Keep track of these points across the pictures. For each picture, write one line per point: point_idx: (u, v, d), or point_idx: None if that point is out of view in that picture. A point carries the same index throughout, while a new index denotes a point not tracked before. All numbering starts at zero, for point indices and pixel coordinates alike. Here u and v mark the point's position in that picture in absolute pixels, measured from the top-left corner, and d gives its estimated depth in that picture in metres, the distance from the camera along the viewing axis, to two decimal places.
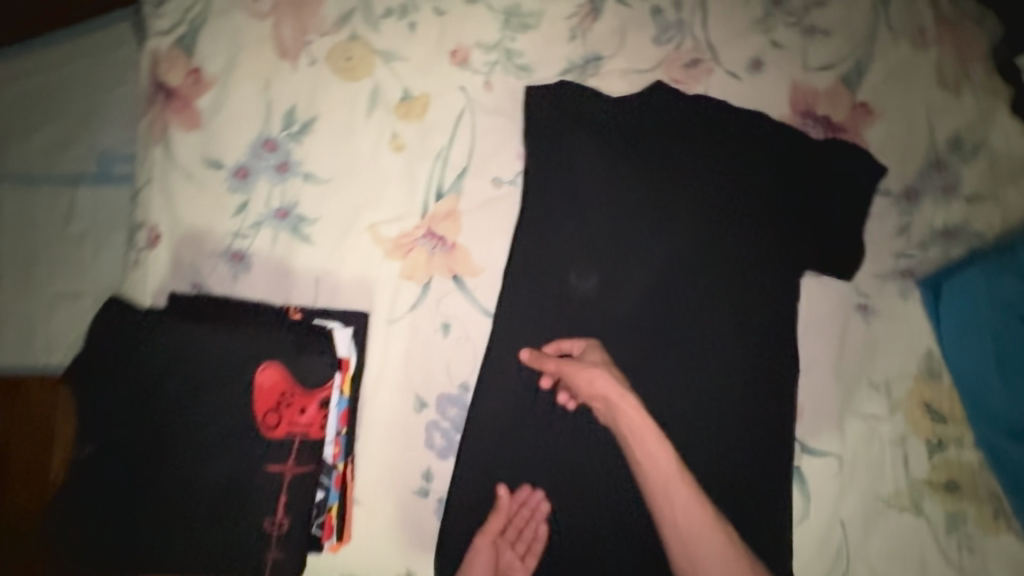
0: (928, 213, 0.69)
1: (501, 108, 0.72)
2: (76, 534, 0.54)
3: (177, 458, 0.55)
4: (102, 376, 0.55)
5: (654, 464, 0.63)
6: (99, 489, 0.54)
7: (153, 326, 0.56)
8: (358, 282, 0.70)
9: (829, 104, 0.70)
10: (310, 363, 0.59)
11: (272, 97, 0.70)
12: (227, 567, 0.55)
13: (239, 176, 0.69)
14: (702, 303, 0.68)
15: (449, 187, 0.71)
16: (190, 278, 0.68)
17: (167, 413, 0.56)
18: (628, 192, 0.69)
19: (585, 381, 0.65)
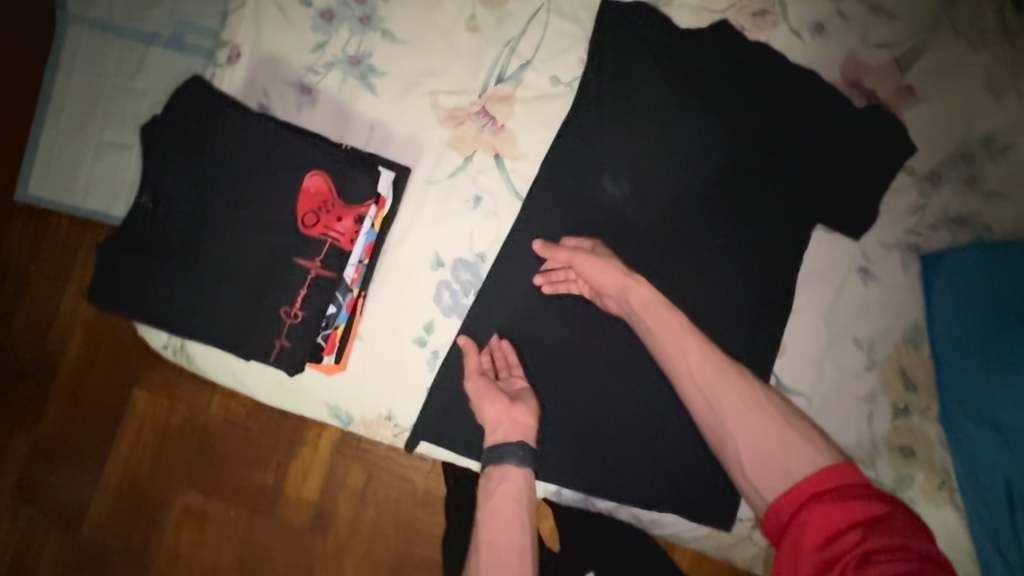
0: (945, 199, 0.73)
1: (575, 14, 0.77)
2: (133, 278, 0.63)
3: (224, 233, 0.63)
4: (179, 151, 0.63)
5: (666, 323, 0.61)
6: (161, 247, 0.63)
7: (231, 118, 0.63)
8: (409, 140, 0.75)
9: (878, 78, 0.74)
10: (353, 178, 0.63)
11: None
12: (247, 340, 0.63)
13: (324, 18, 0.75)
14: (714, 231, 0.74)
15: (511, 74, 0.76)
16: (260, 97, 0.74)
17: (223, 191, 0.63)
18: (674, 115, 0.74)
19: (598, 269, 0.66)
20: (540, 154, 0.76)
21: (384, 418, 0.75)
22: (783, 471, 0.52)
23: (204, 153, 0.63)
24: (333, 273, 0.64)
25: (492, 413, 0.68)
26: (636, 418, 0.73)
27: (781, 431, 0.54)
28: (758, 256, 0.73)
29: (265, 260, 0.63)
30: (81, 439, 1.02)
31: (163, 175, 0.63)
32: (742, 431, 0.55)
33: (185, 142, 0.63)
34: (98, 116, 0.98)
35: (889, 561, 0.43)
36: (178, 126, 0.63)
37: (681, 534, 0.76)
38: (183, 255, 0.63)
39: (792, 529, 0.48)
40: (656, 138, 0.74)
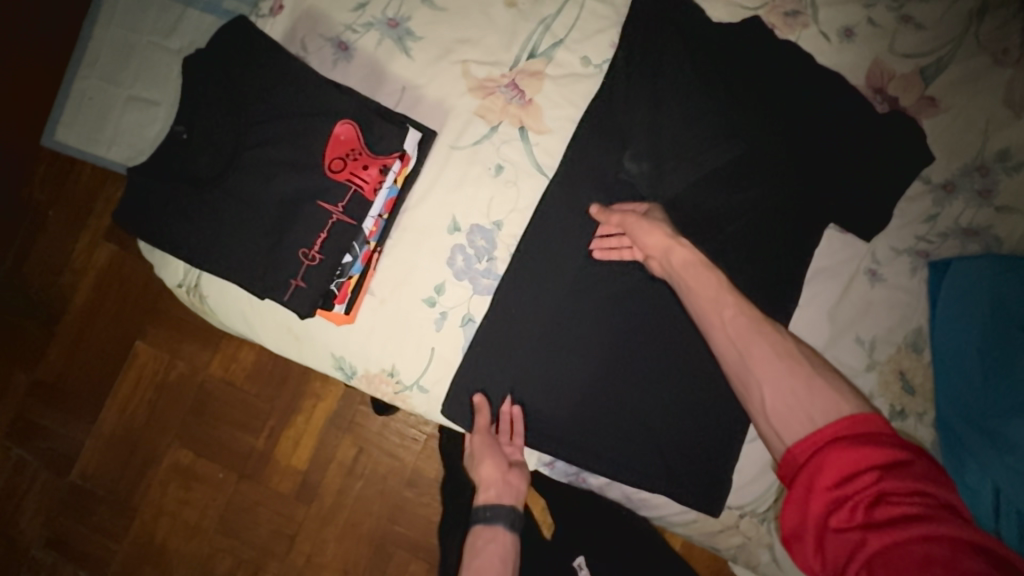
0: (957, 209, 0.74)
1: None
2: (159, 207, 0.64)
3: (252, 171, 0.64)
4: (216, 89, 0.65)
5: (703, 281, 0.63)
6: (188, 179, 0.64)
7: (271, 61, 0.65)
8: (438, 104, 0.77)
9: (902, 87, 0.76)
10: (382, 130, 0.66)
11: None
12: (263, 276, 0.64)
13: None
14: (727, 221, 0.75)
15: (543, 51, 0.78)
16: (297, 50, 0.76)
17: (256, 131, 0.65)
18: (699, 102, 0.75)
19: (645, 231, 0.69)
20: (565, 131, 0.77)
21: (387, 374, 0.76)
22: (806, 418, 0.51)
23: (241, 93, 0.65)
24: (353, 220, 0.66)
25: (487, 477, 0.75)
26: (636, 398, 0.74)
27: (808, 383, 0.53)
28: (768, 248, 0.74)
29: (289, 202, 0.65)
30: (84, 379, 1.04)
31: (199, 110, 0.65)
32: (769, 380, 0.54)
33: (224, 80, 0.65)
34: (131, 73, 1.00)
35: (903, 502, 0.44)
36: (218, 64, 0.65)
37: (667, 518, 0.76)
38: (210, 190, 0.64)
39: (807, 471, 0.48)
40: (677, 123, 0.75)
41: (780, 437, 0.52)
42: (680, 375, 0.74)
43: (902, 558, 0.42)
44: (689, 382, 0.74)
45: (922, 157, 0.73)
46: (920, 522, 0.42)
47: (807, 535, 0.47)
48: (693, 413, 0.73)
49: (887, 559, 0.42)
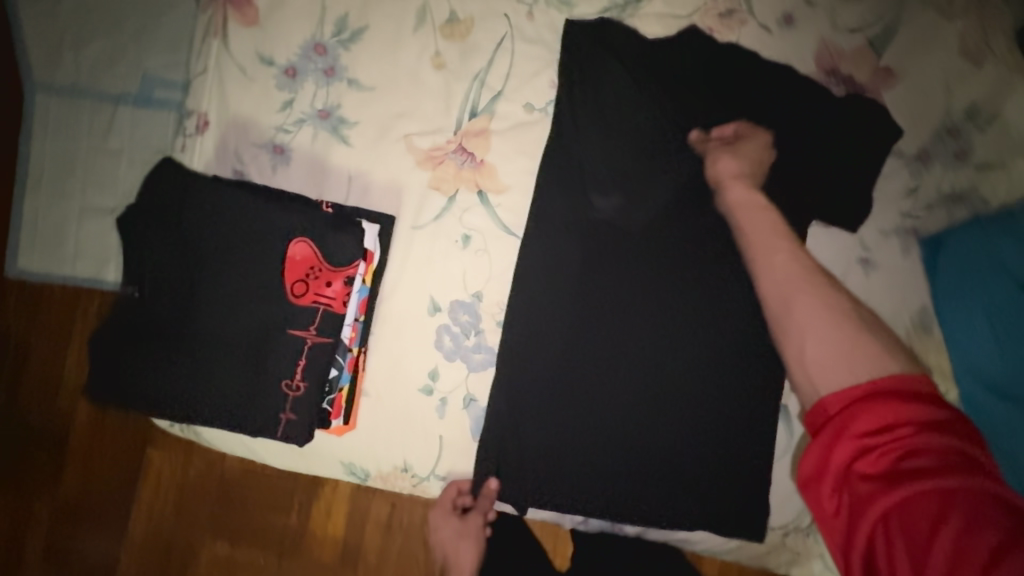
0: (937, 177, 0.72)
1: (541, 38, 0.76)
2: (125, 365, 0.62)
3: (215, 313, 0.62)
4: (157, 232, 0.62)
5: (756, 225, 0.66)
6: (149, 331, 0.62)
7: (203, 189, 0.62)
8: (389, 186, 0.74)
9: (854, 64, 0.73)
10: (337, 240, 0.63)
11: (327, 3, 0.74)
12: (248, 412, 0.62)
13: (288, 74, 0.74)
14: (732, 226, 0.69)
15: (483, 108, 0.75)
16: (232, 164, 0.73)
17: (209, 271, 0.62)
18: (653, 127, 0.73)
19: (723, 161, 0.70)
20: (525, 183, 0.75)
21: (401, 471, 0.74)
22: (849, 371, 0.52)
23: (185, 235, 0.62)
24: (329, 337, 0.63)
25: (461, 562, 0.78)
26: (655, 442, 0.72)
27: (855, 331, 0.55)
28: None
29: (260, 333, 0.62)
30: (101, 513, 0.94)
31: (146, 262, 0.62)
32: (814, 333, 0.56)
33: (164, 226, 0.62)
34: (76, 182, 0.94)
35: (933, 458, 0.45)
36: (154, 209, 0.63)
37: (714, 548, 0.75)
38: (175, 339, 0.62)
39: (840, 419, 0.50)
40: (635, 153, 0.73)
41: (818, 389, 0.54)
42: (696, 407, 0.72)
43: (920, 508, 0.44)
44: (707, 412, 0.72)
45: (889, 134, 0.71)
46: (947, 480, 0.44)
47: (827, 477, 0.49)
48: (715, 444, 0.72)
49: (904, 507, 0.44)
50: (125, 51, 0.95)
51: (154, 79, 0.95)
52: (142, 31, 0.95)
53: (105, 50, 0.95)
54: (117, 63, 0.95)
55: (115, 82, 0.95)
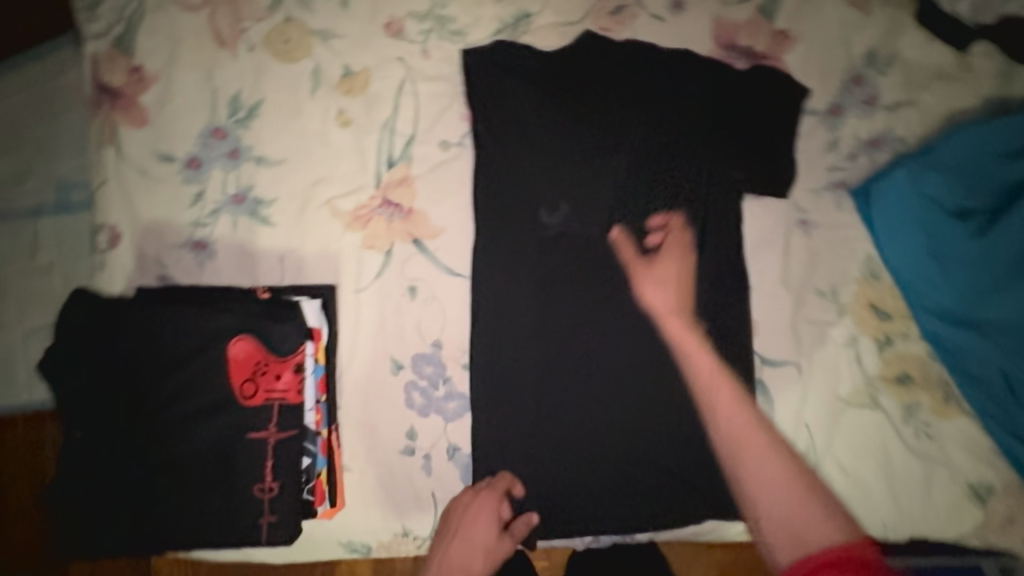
0: (853, 126, 0.74)
1: (441, 73, 0.75)
2: (93, 507, 0.60)
3: (175, 433, 0.61)
4: (96, 365, 0.62)
5: (689, 336, 0.70)
6: (110, 468, 0.61)
7: (134, 310, 0.63)
8: (323, 255, 0.72)
9: (750, 34, 0.75)
10: (280, 330, 0.64)
11: (215, 86, 0.72)
12: (228, 524, 0.61)
13: (192, 167, 0.71)
14: (687, 286, 0.71)
15: (399, 155, 0.73)
16: (156, 271, 0.70)
17: (159, 394, 0.61)
18: (571, 138, 0.72)
19: (651, 290, 0.70)
20: (458, 222, 0.73)
21: (401, 537, 0.72)
22: (797, 543, 0.58)
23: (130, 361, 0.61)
24: (291, 430, 0.63)
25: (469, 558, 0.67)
26: (646, 448, 0.71)
27: (802, 497, 0.62)
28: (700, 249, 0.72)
29: (225, 443, 0.61)
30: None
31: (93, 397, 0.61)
32: (768, 491, 0.63)
33: (107, 354, 0.62)
34: None
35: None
36: (93, 342, 0.62)
37: (728, 534, 0.75)
38: (136, 470, 0.60)
39: None
40: (561, 167, 0.72)
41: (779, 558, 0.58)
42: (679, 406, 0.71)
43: None
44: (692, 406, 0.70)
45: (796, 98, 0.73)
46: None
47: None
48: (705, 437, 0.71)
49: None
50: None
51: None
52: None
53: None
54: None
55: None
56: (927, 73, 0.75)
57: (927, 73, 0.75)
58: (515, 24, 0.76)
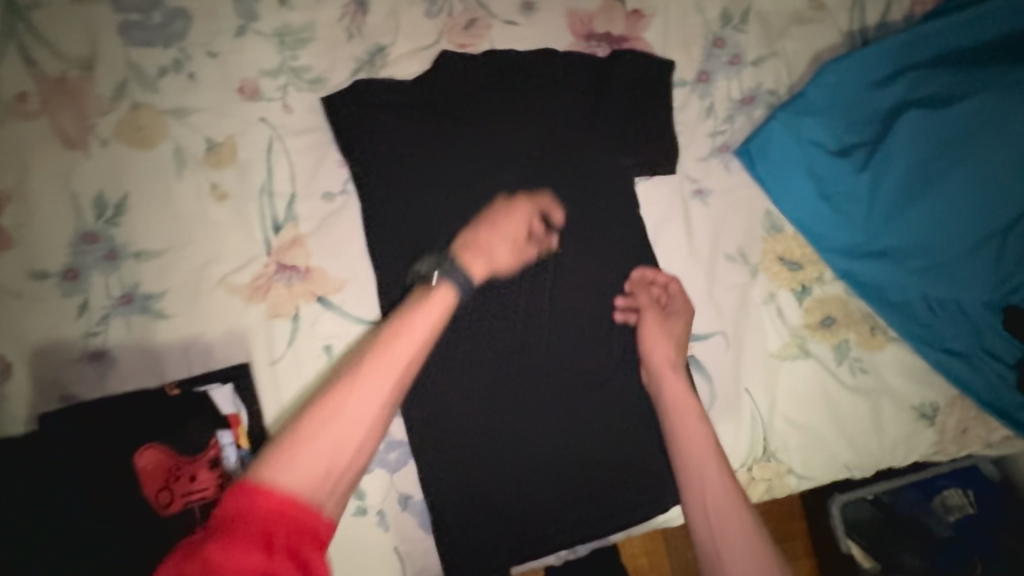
0: (724, 86, 0.85)
1: (309, 125, 0.75)
2: None
3: (128, 539, 0.60)
4: (8, 504, 0.57)
5: (693, 434, 0.69)
6: None
7: (50, 437, 0.62)
8: (227, 335, 0.70)
9: (607, 21, 0.82)
10: (192, 428, 0.65)
11: (75, 191, 0.69)
12: None
13: (70, 279, 0.68)
14: (657, 372, 0.72)
15: (285, 217, 0.73)
16: (51, 395, 0.66)
17: (103, 506, 0.60)
18: (453, 161, 0.72)
19: (658, 346, 0.73)
20: (360, 270, 0.73)
21: None
22: None
23: (53, 487, 0.59)
24: None
25: (468, 426, 0.70)
26: (605, 437, 0.72)
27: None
28: (605, 231, 0.77)
29: (184, 529, 0.63)
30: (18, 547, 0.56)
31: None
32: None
33: (12, 492, 0.58)
34: None
35: None
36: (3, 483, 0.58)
37: None
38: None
39: None
40: (453, 188, 0.72)
41: None
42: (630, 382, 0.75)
43: None
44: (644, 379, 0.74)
45: (655, 81, 0.79)
46: None
47: None
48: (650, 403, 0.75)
49: None
50: None
51: None
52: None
53: None
54: None
55: None
56: (780, 19, 0.89)
57: (780, 19, 0.89)
58: (372, 54, 0.78)
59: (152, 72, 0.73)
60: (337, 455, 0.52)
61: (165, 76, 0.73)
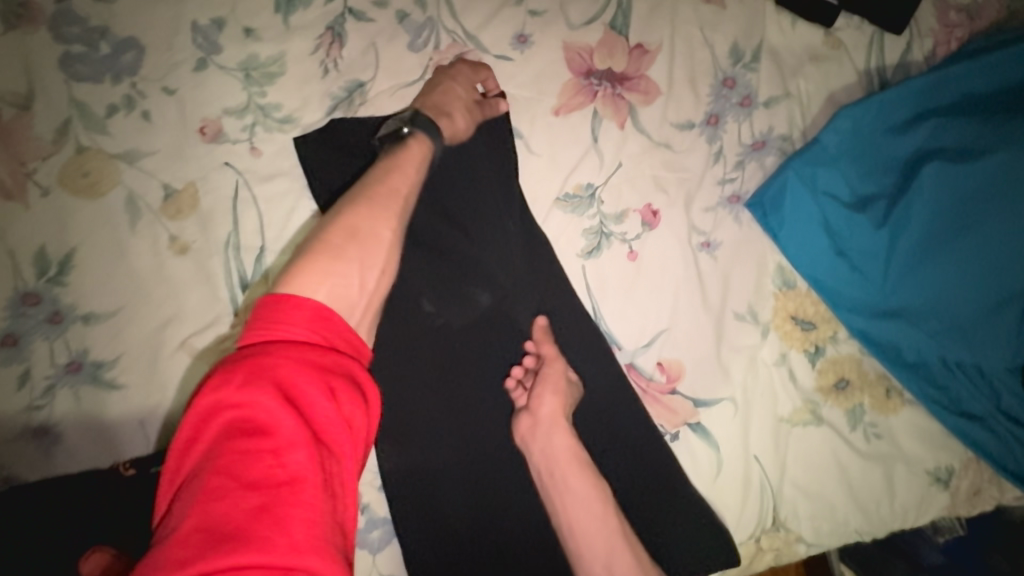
0: (796, 299, 0.85)
1: (671, 206, 0.85)
2: (412, 483, 0.79)
3: (485, 492, 0.80)
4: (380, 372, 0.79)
5: None
6: (412, 456, 0.79)
7: (420, 332, 0.81)
8: (472, 367, 0.82)
9: (827, 164, 0.84)
10: None
11: (478, 208, 0.82)
12: (664, 504, 0.80)
13: (454, 280, 0.82)
14: None
15: (600, 249, 0.83)
16: (400, 365, 0.80)
17: (474, 450, 0.81)
18: (576, 314, 0.82)
19: None
20: (665, 324, 0.83)
21: None
22: None
23: (435, 399, 0.80)
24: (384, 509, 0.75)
25: (579, 487, 0.74)
26: None
27: None
28: (634, 418, 0.81)
29: (526, 506, 0.81)
30: (345, 231, 0.60)
31: (405, 446, 0.79)
32: None
33: (391, 360, 0.80)
34: (140, 377, 0.77)
35: None
36: (398, 351, 0.80)
37: None
38: (471, 447, 0.81)
39: None
40: (583, 328, 0.81)
41: None
42: None
43: None
44: None
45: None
46: None
47: None
48: None
49: None
50: (154, 205, 0.79)
51: (185, 235, 0.79)
52: (187, 182, 0.80)
53: (109, 202, 0.78)
54: (136, 217, 0.78)
55: (146, 235, 0.79)
56: None
57: None
58: (746, 180, 0.87)
59: (541, 122, 0.85)
60: (376, 218, 0.63)
61: (552, 130, 0.85)
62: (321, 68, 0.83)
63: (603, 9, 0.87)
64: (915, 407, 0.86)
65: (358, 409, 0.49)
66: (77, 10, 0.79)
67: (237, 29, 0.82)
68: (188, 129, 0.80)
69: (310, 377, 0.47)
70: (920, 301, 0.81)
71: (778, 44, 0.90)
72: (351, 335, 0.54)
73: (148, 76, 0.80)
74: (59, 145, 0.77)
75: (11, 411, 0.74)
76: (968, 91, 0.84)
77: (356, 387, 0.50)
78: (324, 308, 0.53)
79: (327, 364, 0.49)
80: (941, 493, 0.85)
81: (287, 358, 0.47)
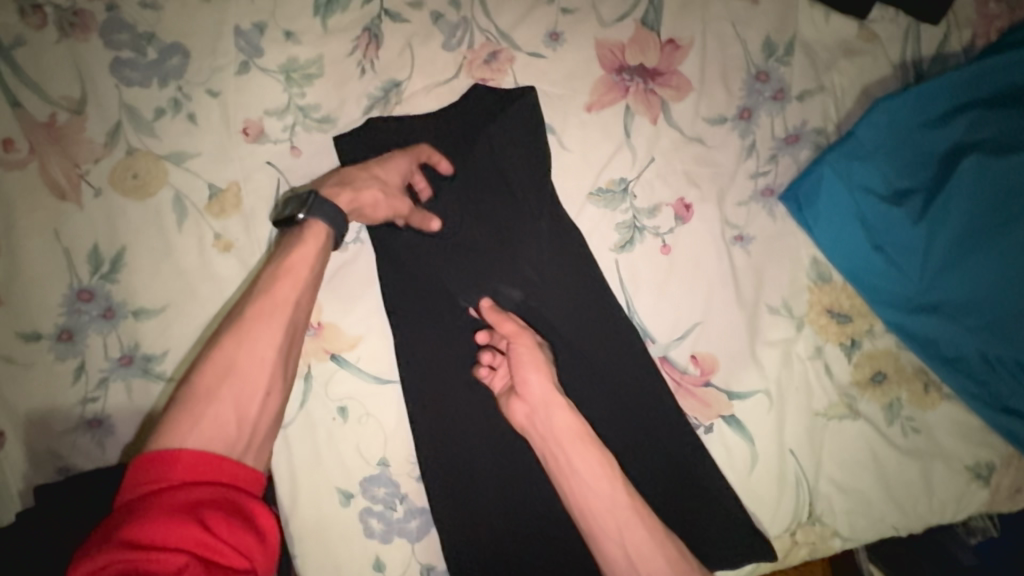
0: (831, 293, 0.85)
1: (703, 200, 0.85)
2: (450, 473, 0.81)
3: (519, 484, 0.82)
4: (419, 366, 0.82)
5: None
6: (449, 448, 0.81)
7: (458, 327, 0.83)
8: None
9: (862, 157, 0.84)
10: (381, 432, 0.81)
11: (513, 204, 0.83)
12: (698, 497, 0.80)
13: (491, 276, 0.83)
14: None
15: (633, 243, 0.84)
16: (439, 359, 0.82)
17: (510, 442, 0.82)
18: (609, 309, 0.82)
19: None
20: (699, 318, 0.84)
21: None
22: None
23: (473, 392, 0.83)
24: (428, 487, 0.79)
25: (586, 466, 0.69)
26: None
27: None
28: (669, 412, 0.81)
29: (559, 497, 0.81)
30: (220, 366, 0.61)
31: (443, 437, 0.81)
32: None
33: (431, 354, 0.82)
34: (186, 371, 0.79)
35: None
36: (437, 345, 0.82)
37: None
38: (509, 440, 0.83)
39: None
40: (618, 323, 0.82)
41: None
42: None
43: None
44: None
45: None
46: None
47: None
48: None
49: None
50: (200, 204, 0.82)
51: (229, 233, 0.82)
52: (231, 182, 0.82)
53: (157, 201, 0.81)
54: (182, 215, 0.81)
55: (192, 233, 0.81)
56: None
57: None
58: (779, 174, 0.87)
59: (574, 118, 0.85)
60: (257, 346, 0.63)
61: (585, 127, 0.85)
62: (358, 69, 0.85)
63: (635, 5, 0.88)
64: (954, 401, 0.85)
65: (244, 534, 0.52)
66: (127, 17, 0.82)
67: (278, 32, 0.84)
68: (231, 130, 0.83)
69: (181, 520, 0.49)
70: (959, 295, 0.81)
71: (811, 38, 0.89)
72: (229, 465, 0.56)
73: (193, 80, 0.82)
74: (110, 147, 0.80)
75: (67, 403, 0.78)
76: (1008, 81, 0.82)
77: (239, 511, 0.53)
78: (196, 454, 0.54)
79: (197, 502, 0.51)
80: (981, 490, 0.84)
81: (153, 513, 0.50)
